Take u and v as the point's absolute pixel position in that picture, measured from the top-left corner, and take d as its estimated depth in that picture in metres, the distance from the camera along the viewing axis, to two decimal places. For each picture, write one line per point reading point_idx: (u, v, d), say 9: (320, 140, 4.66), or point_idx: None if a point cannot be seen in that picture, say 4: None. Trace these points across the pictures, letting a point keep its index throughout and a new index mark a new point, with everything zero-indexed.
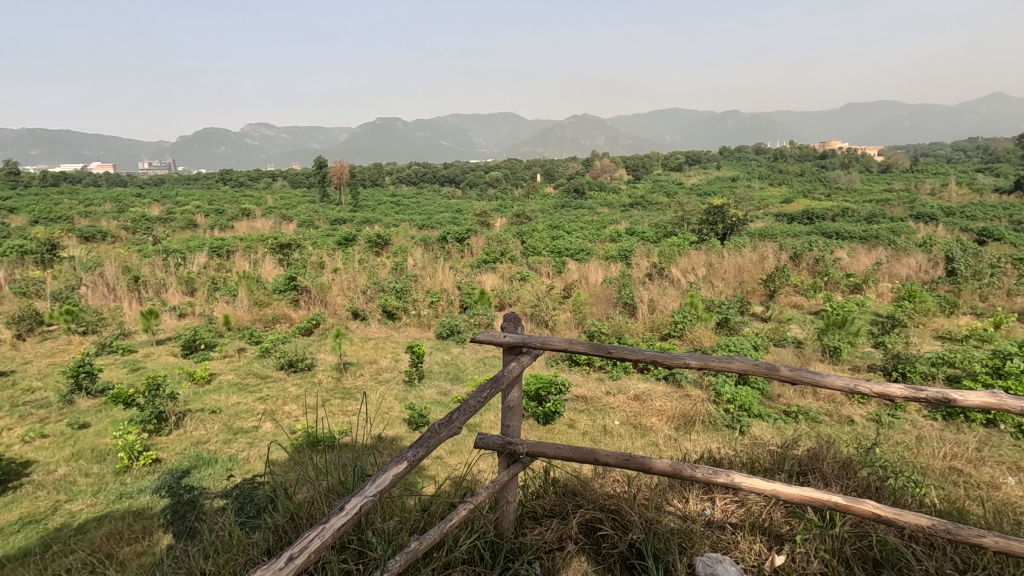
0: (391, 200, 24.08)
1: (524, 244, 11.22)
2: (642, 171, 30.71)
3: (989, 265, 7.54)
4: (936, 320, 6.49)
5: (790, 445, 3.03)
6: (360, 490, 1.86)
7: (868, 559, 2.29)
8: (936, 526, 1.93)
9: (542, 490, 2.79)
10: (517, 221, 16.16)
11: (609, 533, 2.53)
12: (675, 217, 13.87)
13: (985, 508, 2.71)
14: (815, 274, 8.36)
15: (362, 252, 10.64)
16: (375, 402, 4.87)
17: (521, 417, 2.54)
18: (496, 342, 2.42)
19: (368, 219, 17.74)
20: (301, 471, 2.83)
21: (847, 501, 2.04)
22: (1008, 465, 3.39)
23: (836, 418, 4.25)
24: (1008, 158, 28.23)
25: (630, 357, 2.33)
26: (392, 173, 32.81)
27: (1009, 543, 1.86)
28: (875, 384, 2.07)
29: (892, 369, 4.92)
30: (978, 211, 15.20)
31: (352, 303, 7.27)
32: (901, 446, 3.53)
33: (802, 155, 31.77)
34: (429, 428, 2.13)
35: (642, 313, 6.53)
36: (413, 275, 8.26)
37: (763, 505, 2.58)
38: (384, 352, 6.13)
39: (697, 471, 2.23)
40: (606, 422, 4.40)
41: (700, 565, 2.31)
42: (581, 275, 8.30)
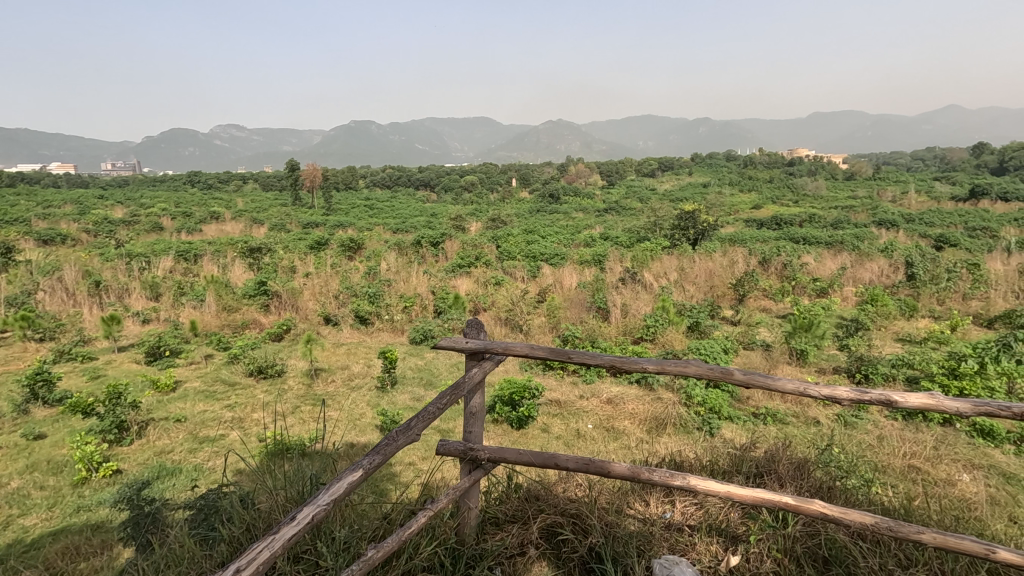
0: (365, 204, 23.81)
1: (500, 248, 11.25)
2: (616, 177, 31.08)
3: (946, 270, 7.84)
4: (897, 323, 6.73)
5: (748, 447, 3.09)
6: (313, 499, 1.82)
7: (818, 558, 2.35)
8: (879, 523, 1.99)
9: (505, 495, 2.78)
10: (492, 226, 16.18)
11: (569, 538, 2.54)
12: (648, 222, 14.08)
13: (936, 504, 2.82)
14: (783, 278, 8.57)
15: (335, 256, 10.51)
16: (346, 409, 4.80)
17: (484, 422, 2.54)
18: (458, 348, 2.42)
19: (341, 222, 17.53)
20: (264, 480, 2.77)
21: (797, 502, 2.09)
22: (962, 462, 3.52)
23: (802, 419, 4.36)
24: (963, 167, 29.48)
25: (590, 362, 2.37)
26: (366, 176, 32.52)
27: (947, 540, 1.92)
28: (824, 387, 2.14)
29: (855, 371, 5.07)
30: (937, 218, 15.81)
31: (324, 308, 7.17)
32: (861, 446, 3.63)
33: (771, 162, 32.58)
34: (385, 436, 2.10)
35: (615, 317, 6.59)
36: (387, 279, 8.19)
37: (721, 507, 2.62)
38: (357, 357, 6.05)
39: (655, 474, 2.25)
40: (579, 425, 4.42)
41: (657, 566, 2.33)
42: (556, 279, 8.35)
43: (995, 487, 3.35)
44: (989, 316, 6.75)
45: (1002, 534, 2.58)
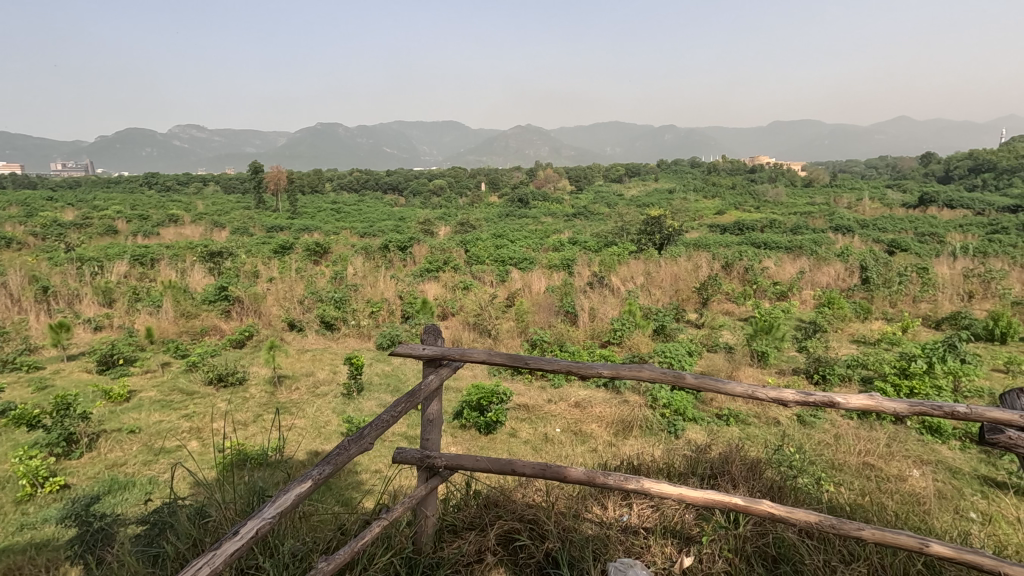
0: (332, 207, 23.43)
1: (468, 252, 11.23)
2: (584, 182, 31.45)
3: (898, 274, 8.20)
4: (852, 325, 6.98)
5: (704, 448, 3.15)
6: (258, 512, 1.75)
7: (767, 557, 2.42)
8: (822, 521, 2.05)
9: (462, 503, 2.77)
10: (461, 230, 16.14)
11: (527, 543, 2.53)
12: (616, 227, 14.27)
13: (884, 500, 2.93)
14: (745, 282, 8.82)
15: (300, 260, 10.30)
16: (311, 416, 4.70)
17: (441, 430, 2.55)
18: (414, 355, 2.42)
19: (307, 225, 17.21)
20: (218, 493, 2.68)
21: (746, 502, 2.15)
22: (913, 459, 3.67)
23: (763, 419, 4.47)
24: (913, 175, 30.89)
25: (547, 368, 2.39)
26: (333, 180, 32.02)
27: (885, 535, 2.00)
28: (770, 390, 2.21)
29: (814, 372, 5.24)
30: (889, 223, 16.50)
31: (288, 314, 7.03)
32: (818, 445, 3.75)
33: (733, 169, 33.48)
34: (337, 446, 2.07)
35: (583, 321, 6.64)
36: (353, 284, 8.09)
37: (675, 508, 2.67)
38: (322, 364, 5.94)
39: (610, 478, 2.28)
40: (547, 430, 4.43)
41: (612, 568, 2.35)
42: (524, 283, 8.39)
43: (943, 482, 3.50)
44: (937, 318, 7.08)
45: (946, 526, 2.70)
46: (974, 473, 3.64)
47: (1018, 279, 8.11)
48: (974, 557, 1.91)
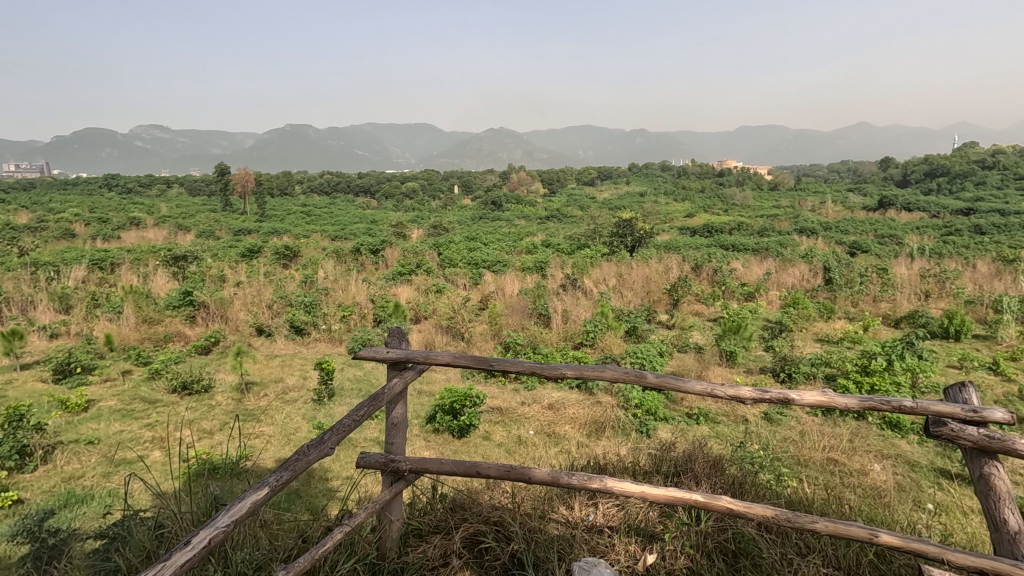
0: (302, 210, 23.04)
1: (441, 255, 11.17)
2: (557, 185, 31.67)
3: (859, 275, 8.48)
4: (817, 324, 7.18)
5: (668, 446, 3.20)
6: (211, 522, 1.70)
7: (728, 552, 2.46)
8: (778, 516, 2.10)
9: (428, 506, 2.75)
10: (433, 233, 16.05)
11: (492, 546, 2.52)
12: (588, 230, 14.40)
13: (844, 493, 3.02)
14: (714, 283, 9.00)
15: (269, 264, 10.09)
16: (280, 423, 4.61)
17: (406, 433, 2.54)
18: (379, 357, 2.41)
19: (276, 229, 16.87)
20: (179, 504, 2.60)
21: (706, 499, 2.18)
22: (874, 454, 3.79)
23: (732, 417, 4.56)
24: (872, 179, 32.07)
25: (512, 369, 2.41)
26: (303, 182, 31.51)
27: (838, 526, 2.05)
28: (729, 387, 2.27)
29: (780, 371, 5.37)
30: (851, 226, 17.05)
31: (256, 319, 6.87)
32: (783, 443, 3.85)
33: (702, 172, 34.17)
34: (295, 452, 2.03)
35: (557, 323, 6.66)
36: (324, 288, 7.97)
37: (640, 507, 2.70)
38: (291, 369, 5.82)
39: (574, 478, 2.30)
40: (521, 432, 4.44)
41: (576, 567, 2.34)
42: (497, 286, 8.39)
43: (902, 475, 3.63)
44: (896, 317, 7.34)
45: (901, 517, 2.80)
46: (931, 465, 3.78)
47: (970, 279, 8.48)
48: (920, 546, 1.98)
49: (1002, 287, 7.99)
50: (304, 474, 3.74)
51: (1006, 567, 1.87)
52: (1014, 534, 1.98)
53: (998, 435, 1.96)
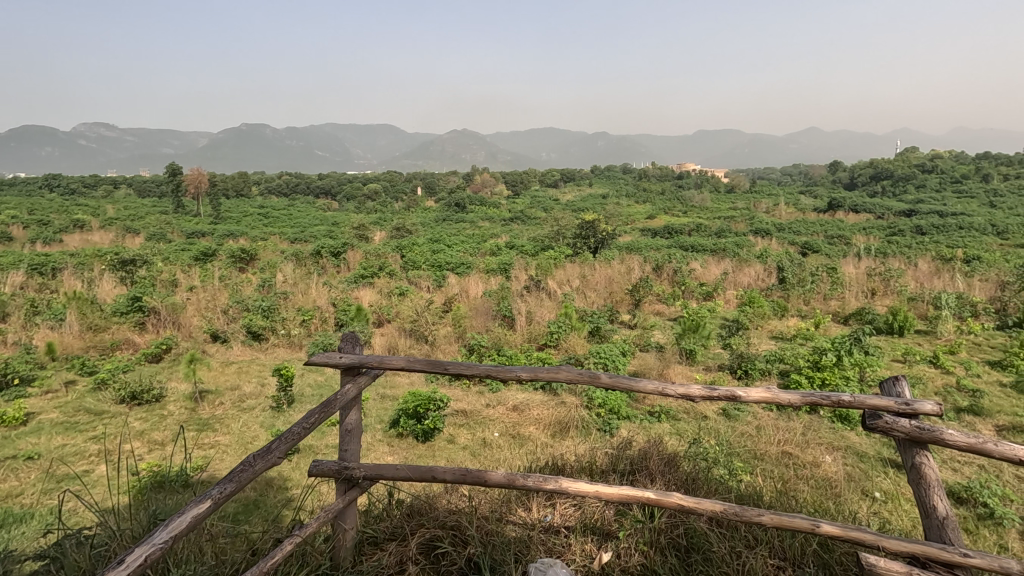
0: (259, 212, 22.39)
1: (404, 258, 11.06)
2: (521, 186, 31.80)
3: (810, 274, 8.83)
4: (771, 322, 7.43)
5: (625, 445, 3.26)
6: (148, 538, 1.63)
7: (681, 547, 2.52)
8: (726, 510, 2.17)
9: (384, 513, 2.71)
10: (396, 235, 15.87)
11: (448, 550, 2.49)
12: (551, 231, 14.51)
13: (795, 485, 3.13)
14: (674, 283, 9.20)
15: (224, 268, 9.77)
16: (236, 432, 4.47)
17: (360, 439, 2.51)
18: (331, 363, 2.39)
19: (231, 231, 16.35)
20: (123, 522, 2.48)
21: (658, 496, 2.23)
22: (824, 446, 3.94)
23: (692, 414, 4.67)
24: (822, 182, 33.48)
25: (468, 373, 2.42)
26: (260, 183, 30.65)
27: (783, 519, 2.13)
28: (679, 386, 2.33)
29: (737, 368, 5.54)
30: (802, 227, 17.75)
31: (211, 325, 6.64)
32: (739, 437, 3.97)
33: (662, 175, 34.95)
34: (240, 463, 1.98)
35: (521, 324, 6.68)
36: (283, 292, 7.78)
37: (596, 506, 2.73)
38: (248, 376, 5.64)
39: (529, 479, 2.32)
40: (485, 434, 4.43)
41: (532, 569, 2.34)
42: (461, 288, 8.36)
43: (851, 465, 3.79)
44: (844, 314, 7.67)
45: (847, 505, 2.92)
46: (878, 456, 3.96)
47: (912, 277, 8.93)
48: (858, 534, 2.07)
49: (941, 284, 8.44)
50: (262, 485, 3.63)
51: (935, 551, 1.98)
52: (942, 519, 2.09)
53: (928, 426, 2.08)
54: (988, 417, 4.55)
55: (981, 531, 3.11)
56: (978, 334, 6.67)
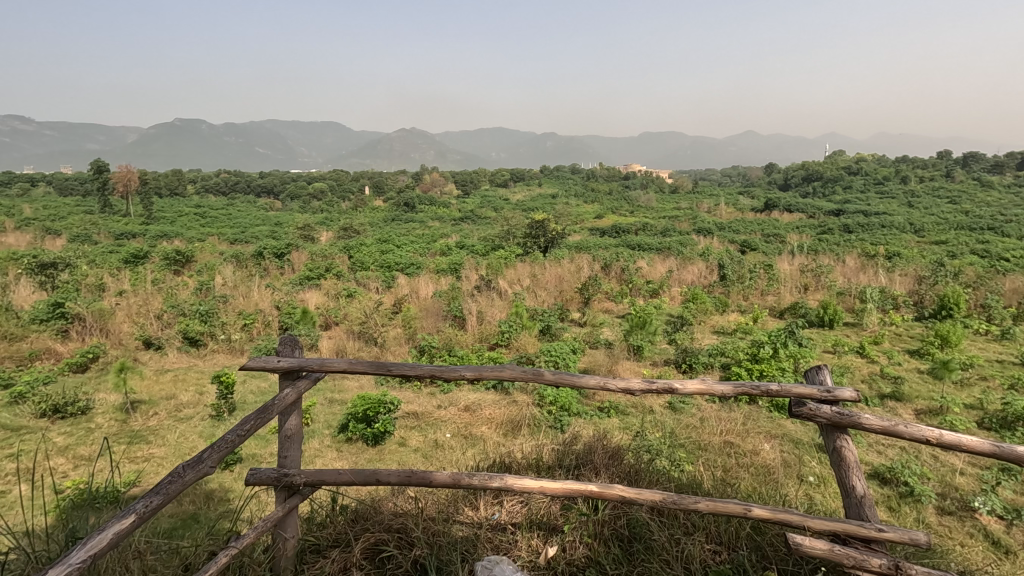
0: (196, 212, 21.34)
1: (352, 258, 10.82)
2: (471, 186, 31.73)
3: (749, 271, 9.24)
4: (713, 317, 7.73)
5: (571, 441, 3.31)
6: (64, 558, 1.53)
7: (624, 537, 2.58)
8: (665, 499, 2.25)
9: (328, 520, 2.64)
10: (344, 236, 15.51)
11: (393, 553, 2.45)
12: (501, 231, 14.56)
13: (734, 473, 3.28)
14: (622, 281, 9.42)
15: (158, 270, 9.26)
16: (173, 444, 4.24)
17: (301, 445, 2.47)
18: (268, 368, 2.31)
19: (165, 232, 15.50)
20: (43, 545, 2.32)
21: (600, 488, 2.29)
22: (763, 435, 4.14)
23: (640, 408, 4.79)
24: (759, 183, 35.17)
25: (411, 373, 2.40)
26: (196, 182, 29.23)
27: (717, 504, 2.22)
28: (620, 380, 2.40)
29: (682, 362, 5.73)
30: (741, 225, 18.59)
31: (143, 331, 6.27)
32: (684, 429, 4.12)
33: (609, 176, 35.73)
34: (168, 474, 1.89)
35: (471, 324, 6.67)
36: (222, 295, 7.46)
37: (542, 502, 2.75)
38: (186, 385, 5.36)
39: (474, 478, 2.33)
40: (437, 436, 4.40)
41: (479, 567, 2.33)
42: (411, 288, 8.25)
43: (788, 452, 3.99)
44: (780, 308, 8.09)
45: (781, 489, 3.08)
46: (811, 442, 4.19)
47: (840, 273, 9.51)
48: (785, 516, 2.18)
49: (866, 278, 9.04)
50: (200, 497, 3.47)
51: (853, 528, 2.11)
52: (860, 498, 2.23)
53: (846, 411, 2.22)
54: (909, 402, 4.90)
55: (902, 508, 3.36)
56: (899, 325, 7.18)
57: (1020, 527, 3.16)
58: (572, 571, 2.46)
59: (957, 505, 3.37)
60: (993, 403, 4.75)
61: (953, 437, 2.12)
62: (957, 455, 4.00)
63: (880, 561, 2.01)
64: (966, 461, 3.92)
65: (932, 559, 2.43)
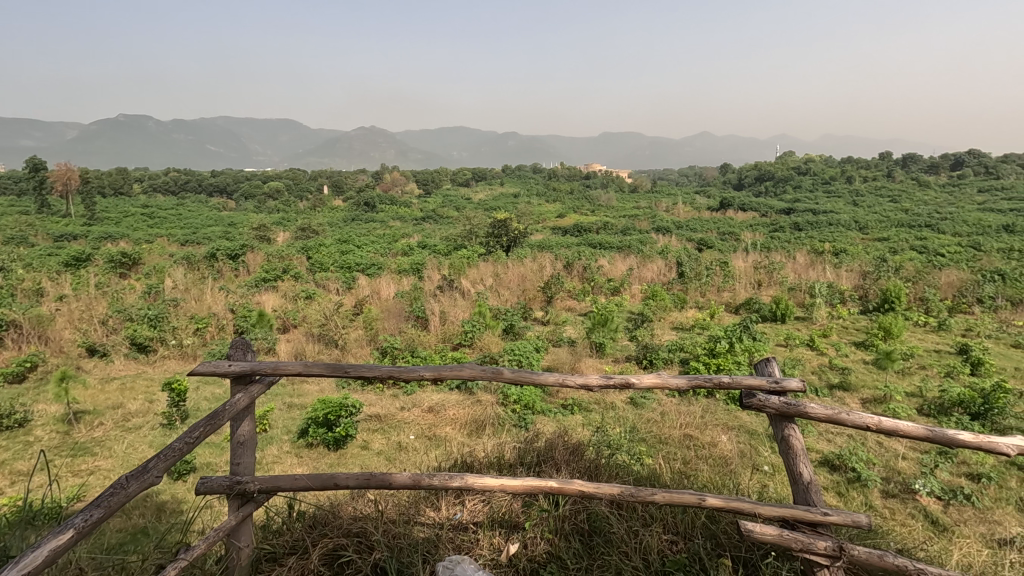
0: (143, 212, 20.42)
1: (310, 260, 10.56)
2: (433, 185, 31.49)
3: (706, 268, 9.50)
4: (672, 314, 7.91)
5: (533, 438, 3.33)
6: None
7: (584, 532, 2.61)
8: (623, 492, 2.29)
9: (284, 527, 2.58)
10: (301, 236, 15.13)
11: (352, 558, 2.40)
12: (463, 231, 14.50)
13: (693, 465, 3.37)
14: (584, 279, 9.53)
15: (102, 274, 8.81)
16: (120, 455, 4.05)
17: (254, 451, 2.41)
18: (218, 372, 2.23)
19: (109, 233, 14.77)
20: None
21: (560, 484, 2.32)
22: (721, 427, 4.27)
23: (602, 404, 4.86)
24: (714, 183, 36.25)
25: (368, 374, 2.37)
26: (143, 181, 27.96)
27: (673, 496, 2.28)
28: (578, 376, 2.43)
29: (643, 358, 5.85)
30: (698, 224, 19.08)
31: (87, 338, 5.96)
32: (646, 424, 4.21)
33: (571, 175, 36.08)
34: (110, 486, 1.81)
35: (434, 325, 6.63)
36: (173, 299, 7.17)
37: (503, 500, 2.76)
38: (134, 393, 5.13)
39: (434, 478, 2.31)
40: (401, 438, 4.35)
41: (440, 567, 2.31)
42: (372, 289, 8.12)
43: (745, 443, 4.13)
44: (735, 304, 8.35)
45: (737, 477, 3.19)
46: (766, 432, 4.34)
47: (791, 269, 9.89)
48: (737, 504, 2.26)
49: (815, 274, 9.43)
50: (151, 510, 3.32)
51: (800, 513, 2.20)
52: (807, 484, 2.32)
53: (793, 401, 2.31)
54: (855, 392, 5.15)
55: (850, 493, 3.52)
56: (845, 319, 7.52)
57: (956, 506, 3.36)
58: (533, 567, 2.48)
59: (900, 488, 3.56)
60: (931, 391, 5.04)
61: (891, 423, 2.22)
62: (899, 440, 4.22)
63: (825, 544, 2.10)
64: (907, 446, 4.14)
65: (876, 540, 2.55)
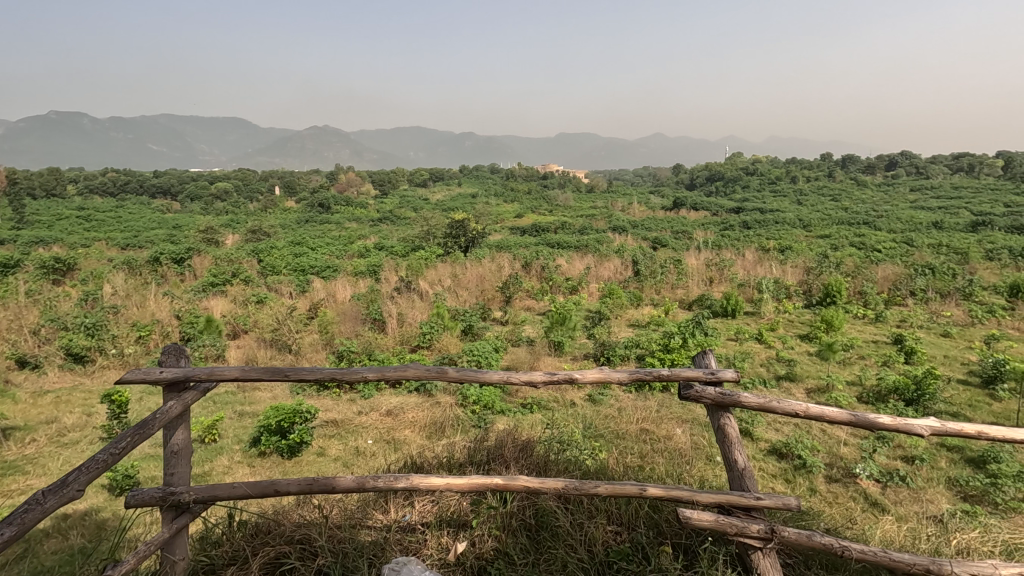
0: (78, 215, 19.32)
1: (261, 263, 10.22)
2: (389, 185, 31.09)
3: (660, 266, 9.74)
4: (628, 311, 8.08)
5: (486, 437, 3.32)
6: None
7: (532, 526, 2.63)
8: (567, 486, 2.32)
9: (224, 537, 2.49)
10: (252, 238, 14.63)
11: (295, 565, 2.34)
12: (421, 231, 14.36)
13: (649, 458, 3.44)
14: (542, 278, 9.61)
15: (33, 281, 8.29)
16: (55, 472, 3.83)
17: (190, 461, 2.32)
18: (149, 380, 2.14)
19: (40, 237, 13.90)
20: None
21: (506, 481, 2.33)
22: (675, 421, 4.38)
23: (562, 402, 4.92)
24: (668, 183, 37.24)
25: (309, 377, 2.31)
26: (79, 182, 26.42)
27: (615, 487, 2.33)
28: (522, 373, 2.44)
29: (601, 355, 5.95)
30: (653, 223, 19.58)
31: (16, 349, 5.59)
32: (603, 419, 4.28)
33: (528, 175, 36.30)
34: (24, 502, 1.72)
35: (392, 327, 6.53)
36: (112, 306, 6.81)
37: (451, 499, 2.75)
38: (70, 406, 4.84)
39: (379, 480, 2.29)
40: (358, 442, 4.28)
41: (385, 569, 2.28)
42: (327, 292, 7.95)
43: (698, 435, 4.25)
44: (688, 300, 8.60)
45: (688, 468, 3.28)
46: None
47: (740, 265, 10.24)
48: (677, 492, 2.32)
49: (763, 270, 9.80)
50: (87, 530, 3.14)
51: (735, 498, 2.28)
52: (741, 470, 2.41)
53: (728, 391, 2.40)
54: (801, 382, 5.39)
55: (796, 479, 3.68)
56: (791, 313, 7.85)
57: (892, 488, 3.57)
58: (480, 564, 2.48)
59: (841, 473, 3.75)
60: (870, 379, 5.33)
61: (817, 409, 2.34)
62: (840, 427, 4.43)
63: (758, 526, 2.19)
64: (848, 433, 4.35)
65: (818, 524, 2.68)
